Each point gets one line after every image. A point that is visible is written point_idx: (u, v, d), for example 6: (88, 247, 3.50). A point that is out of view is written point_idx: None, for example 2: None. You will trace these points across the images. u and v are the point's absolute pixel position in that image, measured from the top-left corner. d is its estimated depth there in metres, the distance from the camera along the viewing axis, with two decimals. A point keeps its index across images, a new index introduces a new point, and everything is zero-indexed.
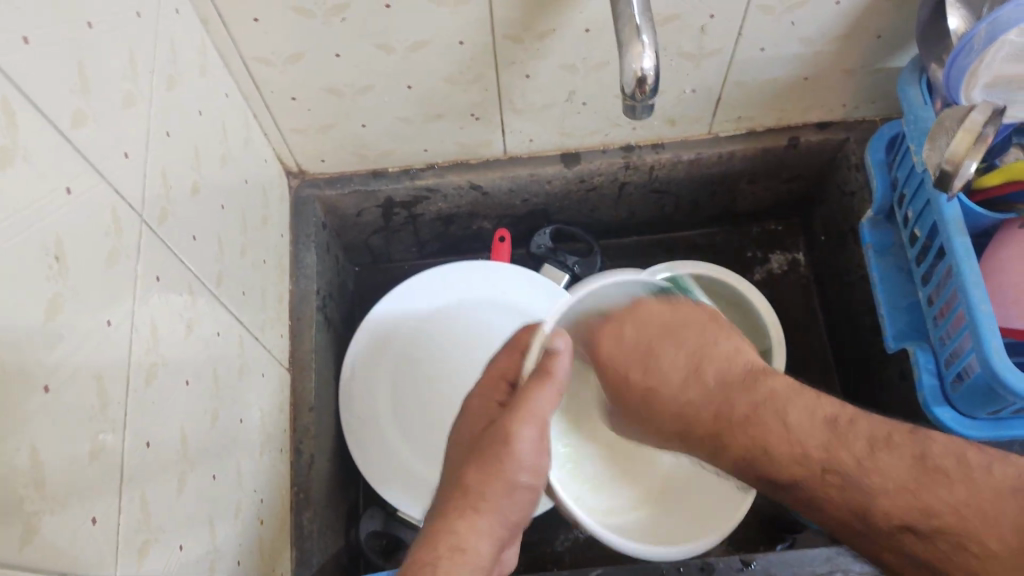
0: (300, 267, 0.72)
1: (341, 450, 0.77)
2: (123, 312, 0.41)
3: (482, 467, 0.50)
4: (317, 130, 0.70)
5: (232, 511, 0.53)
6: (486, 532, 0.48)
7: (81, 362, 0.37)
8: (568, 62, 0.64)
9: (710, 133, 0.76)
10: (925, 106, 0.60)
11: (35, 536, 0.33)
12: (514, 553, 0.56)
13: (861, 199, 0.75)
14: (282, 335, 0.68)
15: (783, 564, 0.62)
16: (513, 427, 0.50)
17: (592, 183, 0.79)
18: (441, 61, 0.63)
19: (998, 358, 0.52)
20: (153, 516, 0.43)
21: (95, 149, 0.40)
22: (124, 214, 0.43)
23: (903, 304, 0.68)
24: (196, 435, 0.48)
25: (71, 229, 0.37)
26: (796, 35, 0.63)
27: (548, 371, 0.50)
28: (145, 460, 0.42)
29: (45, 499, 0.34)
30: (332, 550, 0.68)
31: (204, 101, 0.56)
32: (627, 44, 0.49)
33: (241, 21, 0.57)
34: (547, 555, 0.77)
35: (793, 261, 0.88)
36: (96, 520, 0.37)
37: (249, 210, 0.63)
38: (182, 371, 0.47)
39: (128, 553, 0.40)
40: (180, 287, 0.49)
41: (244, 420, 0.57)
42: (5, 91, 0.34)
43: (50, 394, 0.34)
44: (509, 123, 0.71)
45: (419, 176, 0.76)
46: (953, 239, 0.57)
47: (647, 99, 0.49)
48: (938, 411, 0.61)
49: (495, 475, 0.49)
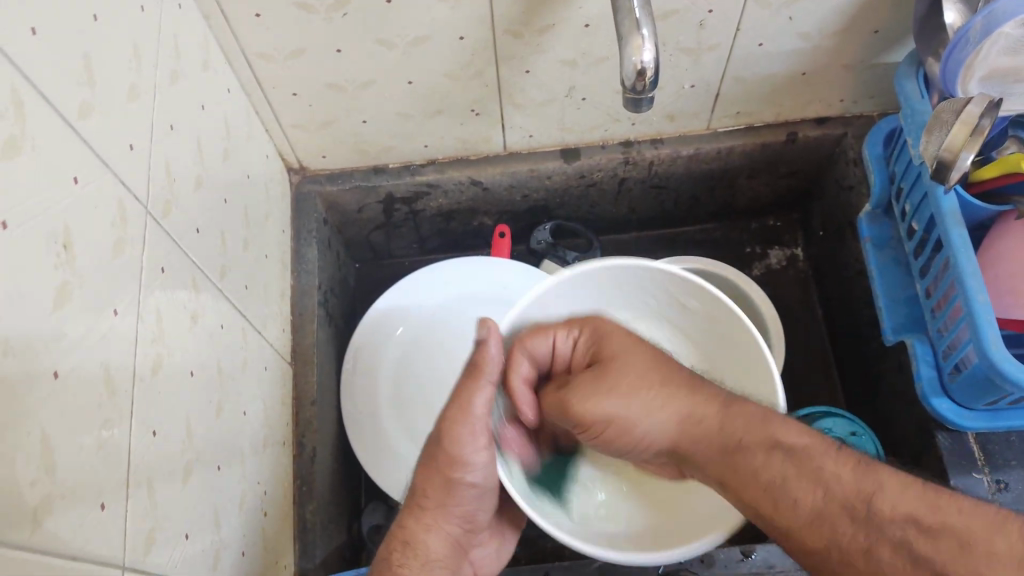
0: (301, 262, 0.73)
1: (343, 445, 0.77)
2: (129, 302, 0.42)
3: (426, 472, 0.54)
4: (318, 126, 0.70)
5: (236, 501, 0.53)
6: (438, 528, 0.54)
7: (89, 349, 0.37)
8: (568, 57, 0.64)
9: (709, 128, 0.76)
10: (923, 99, 0.60)
11: (46, 520, 0.33)
12: (495, 559, 0.59)
13: (859, 194, 0.75)
14: (284, 330, 0.68)
15: (784, 555, 0.63)
16: (446, 424, 0.53)
17: (592, 178, 0.79)
18: (442, 57, 0.63)
19: (996, 348, 0.53)
20: (159, 505, 0.43)
21: (101, 141, 0.41)
22: (129, 205, 0.43)
23: (901, 297, 0.68)
24: (200, 426, 0.49)
25: (78, 219, 0.38)
26: (795, 30, 0.64)
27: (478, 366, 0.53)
28: (151, 449, 0.42)
29: (54, 484, 0.34)
30: (335, 543, 0.69)
31: (207, 95, 0.57)
32: (627, 37, 0.49)
33: (243, 17, 0.57)
34: (548, 548, 0.77)
35: (792, 256, 0.88)
36: (105, 505, 0.37)
37: (251, 205, 0.64)
38: (186, 362, 0.48)
39: (135, 540, 0.40)
40: (184, 279, 0.49)
41: (247, 412, 0.57)
42: (13, 81, 0.34)
43: (58, 380, 0.35)
44: (509, 119, 0.72)
45: (420, 172, 0.77)
46: (950, 231, 0.57)
47: (647, 92, 0.50)
48: (936, 402, 0.62)
49: (437, 476, 0.53)
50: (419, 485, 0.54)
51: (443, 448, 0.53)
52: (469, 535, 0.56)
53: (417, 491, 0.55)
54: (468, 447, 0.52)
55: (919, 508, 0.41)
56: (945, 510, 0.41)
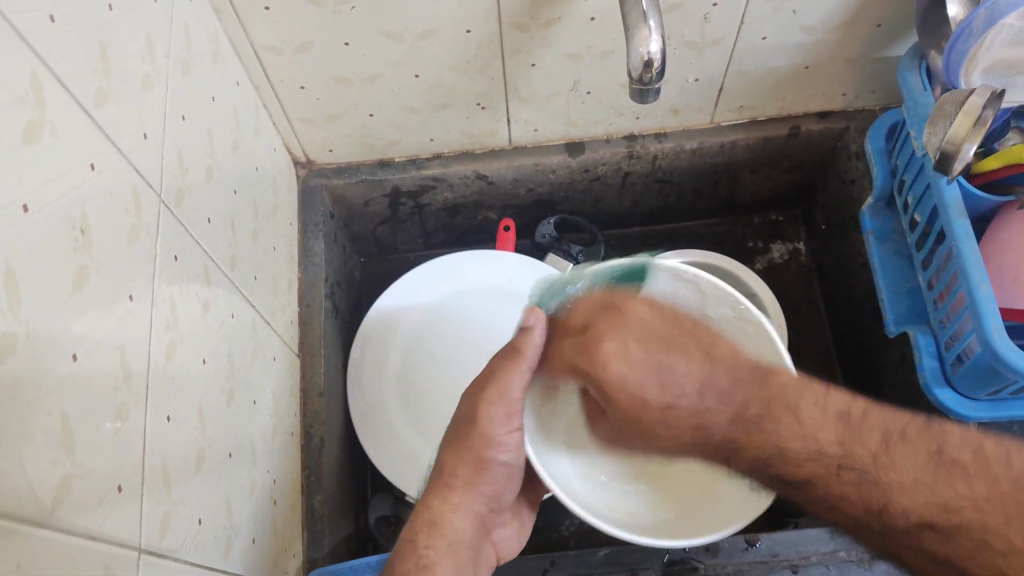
0: (308, 256, 0.73)
1: (350, 437, 0.78)
2: (144, 288, 0.42)
3: (459, 450, 0.56)
4: (325, 120, 0.71)
5: (247, 489, 0.54)
6: (461, 507, 0.55)
7: (106, 333, 0.38)
8: (573, 51, 0.65)
9: (712, 122, 0.77)
10: (925, 91, 0.61)
11: (66, 499, 0.34)
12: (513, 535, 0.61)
13: (861, 187, 0.76)
14: (292, 322, 0.68)
15: (789, 543, 0.63)
16: (483, 410, 0.55)
17: (596, 172, 0.80)
18: (448, 50, 0.64)
19: (998, 337, 0.53)
20: (174, 490, 0.43)
21: (117, 129, 0.41)
22: (143, 193, 0.43)
23: (903, 289, 0.69)
24: (212, 413, 0.49)
25: (95, 204, 0.38)
26: (798, 24, 0.64)
27: (519, 351, 0.55)
28: (165, 434, 0.43)
29: (74, 464, 0.34)
30: (342, 533, 0.69)
31: (217, 88, 0.57)
32: (634, 29, 0.50)
33: (253, 10, 0.58)
34: (553, 539, 0.78)
35: (795, 250, 0.89)
36: (122, 488, 0.38)
37: (260, 197, 0.64)
38: (199, 349, 0.48)
39: (151, 523, 0.40)
40: (196, 268, 0.50)
41: (257, 401, 0.57)
42: (33, 68, 0.35)
43: (77, 363, 0.35)
44: (515, 112, 0.72)
45: (426, 166, 0.77)
46: (953, 222, 0.58)
47: (654, 83, 0.50)
48: (938, 392, 0.63)
49: (467, 455, 0.55)
50: (445, 464, 0.56)
51: (477, 429, 0.55)
52: (492, 514, 0.58)
53: (446, 469, 0.56)
54: (499, 429, 0.55)
55: (932, 513, 0.47)
56: (957, 480, 0.47)
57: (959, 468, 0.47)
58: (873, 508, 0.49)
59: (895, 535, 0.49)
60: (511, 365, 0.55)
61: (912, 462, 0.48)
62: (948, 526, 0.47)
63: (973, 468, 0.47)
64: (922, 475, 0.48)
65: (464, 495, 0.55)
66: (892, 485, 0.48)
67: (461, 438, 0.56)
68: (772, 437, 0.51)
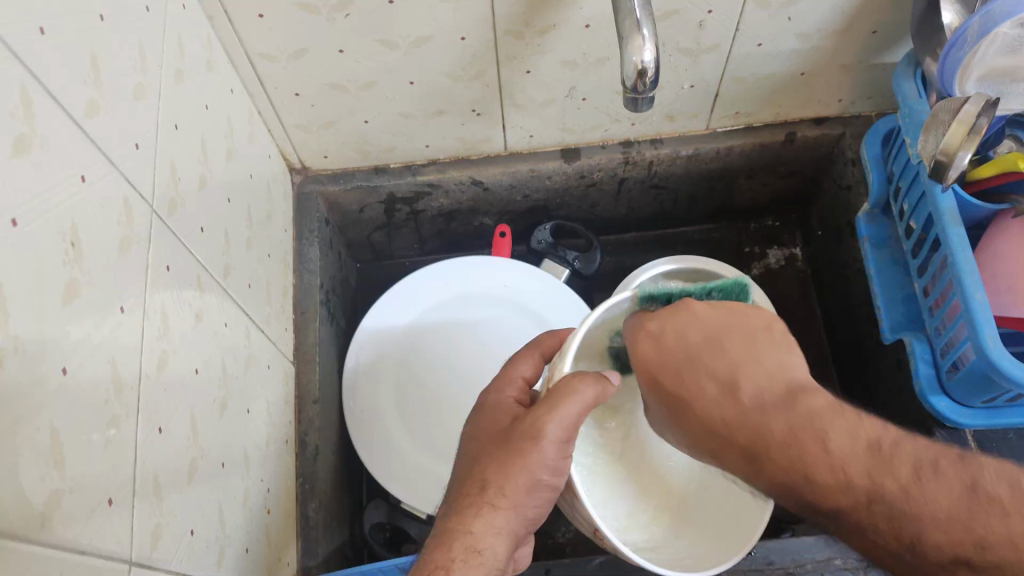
0: (303, 262, 0.73)
1: (345, 444, 0.78)
2: (135, 299, 0.42)
3: (501, 466, 0.46)
4: (320, 126, 0.71)
5: (240, 499, 0.54)
6: (501, 529, 0.46)
7: (97, 346, 0.38)
8: (568, 58, 0.65)
9: (708, 129, 0.77)
10: (920, 99, 0.61)
11: (56, 514, 0.34)
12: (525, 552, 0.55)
13: (857, 193, 0.76)
14: (286, 329, 0.68)
15: (784, 552, 0.63)
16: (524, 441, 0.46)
17: (592, 178, 0.80)
18: (443, 58, 0.64)
19: (993, 345, 0.53)
20: (166, 502, 0.43)
21: (108, 139, 0.41)
22: (135, 203, 0.43)
23: (899, 296, 0.69)
24: (205, 423, 0.49)
25: (86, 216, 0.38)
26: (793, 31, 0.64)
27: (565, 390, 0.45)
28: (156, 446, 0.43)
29: (64, 479, 0.34)
30: (337, 541, 0.69)
31: (210, 95, 0.57)
32: (628, 38, 0.50)
33: (247, 17, 0.58)
34: (548, 546, 0.78)
35: (791, 255, 0.89)
36: (112, 501, 0.38)
37: (254, 204, 0.64)
38: (191, 359, 0.48)
39: (142, 537, 0.40)
40: (188, 278, 0.49)
41: (251, 410, 0.57)
42: (23, 81, 0.34)
43: (67, 377, 0.35)
44: (510, 119, 0.72)
45: (421, 172, 0.77)
46: (948, 230, 0.58)
47: (648, 91, 0.50)
48: (934, 400, 0.62)
49: (510, 478, 0.46)
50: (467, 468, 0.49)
51: (517, 453, 0.46)
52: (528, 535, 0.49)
53: (490, 486, 0.46)
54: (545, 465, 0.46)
55: (965, 545, 0.42)
56: (993, 517, 0.42)
57: (996, 506, 0.42)
58: (900, 539, 0.43)
59: (924, 564, 0.43)
60: (562, 400, 0.45)
61: (947, 496, 0.42)
62: (985, 564, 0.42)
63: (1011, 506, 0.42)
64: (956, 509, 0.42)
65: (507, 515, 0.46)
66: (925, 517, 0.42)
67: (506, 452, 0.46)
68: (802, 465, 0.43)
